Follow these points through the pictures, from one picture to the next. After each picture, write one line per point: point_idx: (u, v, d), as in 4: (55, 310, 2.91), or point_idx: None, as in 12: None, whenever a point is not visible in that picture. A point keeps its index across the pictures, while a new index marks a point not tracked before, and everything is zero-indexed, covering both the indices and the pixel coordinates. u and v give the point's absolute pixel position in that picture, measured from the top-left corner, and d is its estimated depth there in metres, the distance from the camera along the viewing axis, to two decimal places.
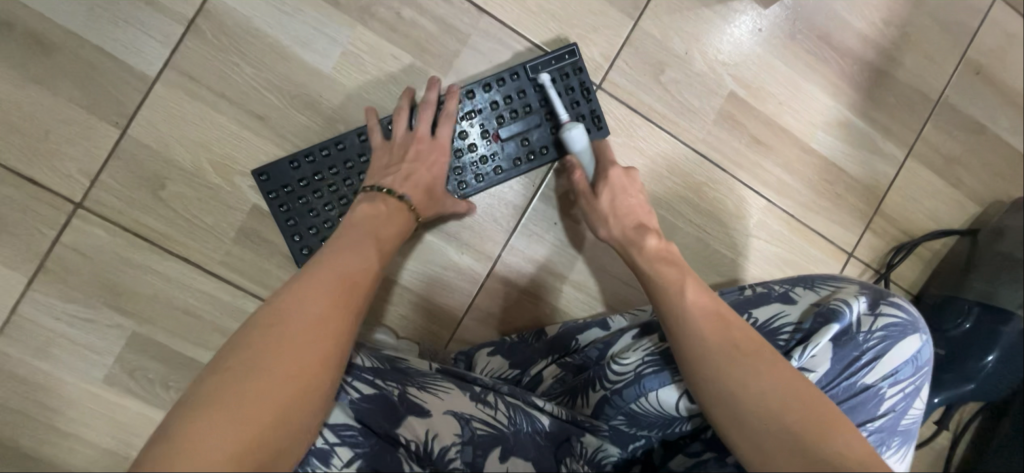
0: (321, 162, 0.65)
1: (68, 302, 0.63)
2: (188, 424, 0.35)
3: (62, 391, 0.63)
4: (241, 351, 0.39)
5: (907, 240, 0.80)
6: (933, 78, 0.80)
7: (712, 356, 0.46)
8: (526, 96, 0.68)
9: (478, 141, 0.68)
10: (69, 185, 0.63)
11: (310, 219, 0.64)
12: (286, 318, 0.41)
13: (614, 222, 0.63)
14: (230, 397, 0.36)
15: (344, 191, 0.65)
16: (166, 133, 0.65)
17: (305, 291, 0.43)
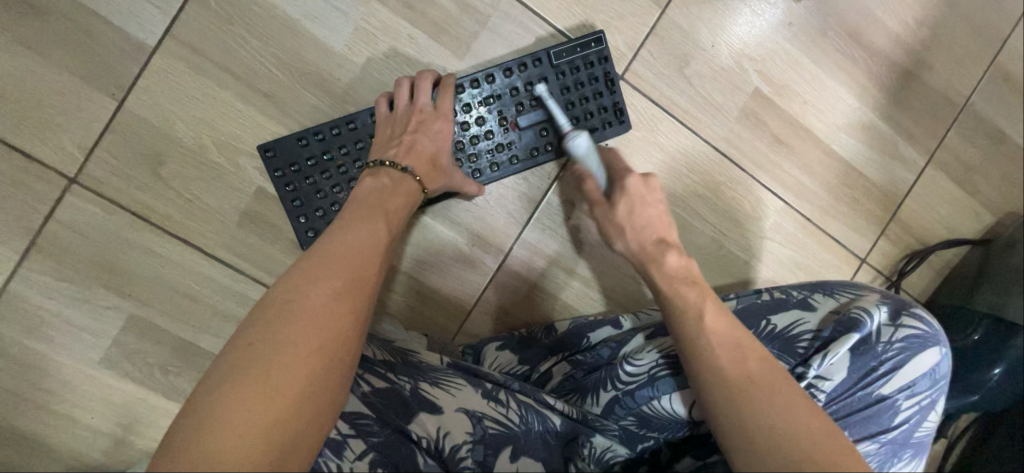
0: (331, 141, 0.62)
1: (63, 281, 0.61)
2: (211, 403, 0.34)
3: (58, 372, 0.61)
4: (259, 329, 0.37)
5: (920, 248, 0.79)
6: (961, 84, 0.78)
7: (724, 387, 0.44)
8: (548, 84, 0.66)
9: (495, 128, 0.66)
10: (62, 159, 0.60)
11: (317, 200, 0.62)
12: (302, 294, 0.39)
13: (632, 235, 0.57)
14: (249, 377, 0.35)
15: (353, 172, 0.62)
16: (166, 107, 0.61)
17: (321, 266, 0.41)
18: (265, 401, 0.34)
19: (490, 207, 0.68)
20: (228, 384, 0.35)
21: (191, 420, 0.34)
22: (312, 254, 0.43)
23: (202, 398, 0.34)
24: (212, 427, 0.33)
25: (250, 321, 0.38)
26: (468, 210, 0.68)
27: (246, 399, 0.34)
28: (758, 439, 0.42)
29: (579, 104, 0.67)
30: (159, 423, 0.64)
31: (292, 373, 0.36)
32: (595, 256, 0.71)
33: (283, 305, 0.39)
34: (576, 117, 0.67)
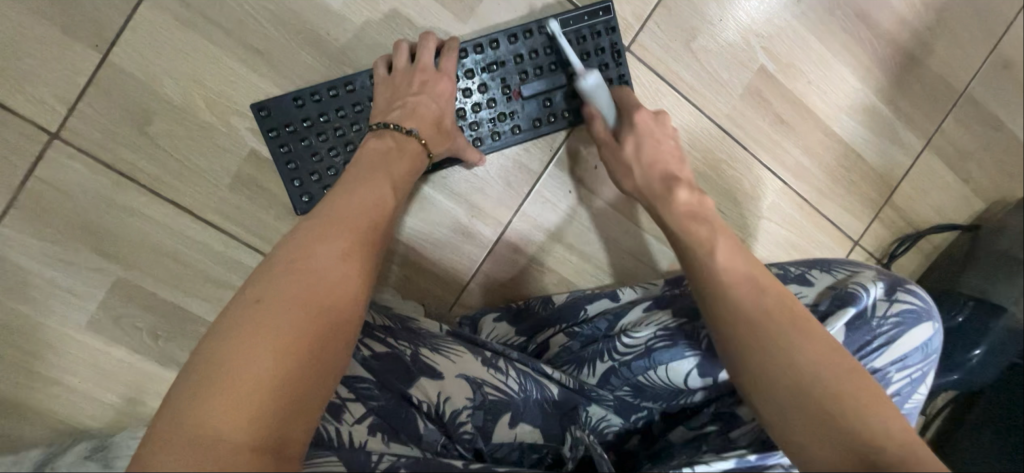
0: (328, 103, 0.60)
1: (46, 241, 0.58)
2: (216, 355, 0.34)
3: (43, 335, 0.60)
4: (264, 286, 0.38)
5: (911, 231, 0.81)
6: (962, 69, 0.78)
7: (748, 320, 0.45)
8: (553, 52, 0.65)
9: (498, 96, 0.64)
10: (43, 113, 0.57)
11: (312, 163, 0.60)
12: (309, 254, 0.40)
13: (637, 170, 0.62)
14: (257, 329, 0.35)
15: (350, 136, 0.61)
16: (153, 62, 0.58)
17: (328, 228, 0.42)
18: (271, 354, 0.34)
19: (491, 177, 0.68)
20: (233, 337, 0.35)
21: (195, 373, 0.33)
22: (317, 216, 0.43)
23: (206, 351, 0.34)
24: (214, 382, 0.33)
25: (255, 279, 0.39)
26: (468, 177, 0.67)
27: (252, 351, 0.34)
28: (780, 383, 0.43)
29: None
30: (148, 389, 0.62)
31: (300, 326, 0.36)
32: (594, 231, 0.71)
33: (289, 263, 0.39)
34: (581, 88, 0.66)
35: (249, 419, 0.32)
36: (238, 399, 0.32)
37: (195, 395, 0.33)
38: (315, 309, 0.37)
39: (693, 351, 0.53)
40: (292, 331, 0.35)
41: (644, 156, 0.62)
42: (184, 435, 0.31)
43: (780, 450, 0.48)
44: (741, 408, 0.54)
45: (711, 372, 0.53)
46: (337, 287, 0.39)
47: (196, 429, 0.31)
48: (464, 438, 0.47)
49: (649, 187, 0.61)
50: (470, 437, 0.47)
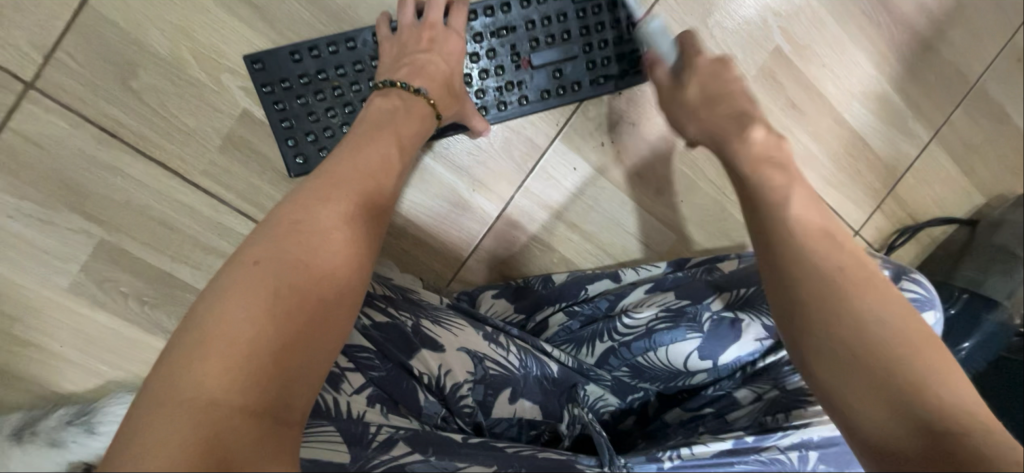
0: (327, 59, 0.57)
1: (22, 199, 0.55)
2: (211, 317, 0.33)
3: (23, 298, 0.57)
4: (262, 250, 0.37)
5: (911, 223, 0.81)
6: (975, 60, 0.77)
7: (835, 276, 0.39)
8: (566, 21, 0.62)
9: (507, 63, 0.62)
10: (16, 60, 0.53)
11: (309, 123, 0.57)
12: (312, 217, 0.39)
13: (705, 113, 0.56)
14: (259, 288, 0.35)
15: (350, 97, 0.58)
16: (140, 11, 0.54)
17: (329, 191, 0.42)
18: (273, 316, 0.34)
19: (495, 151, 0.65)
20: (228, 300, 0.34)
21: (191, 335, 0.33)
22: (316, 179, 0.43)
23: (201, 311, 0.34)
24: (209, 340, 0.33)
25: (252, 241, 0.38)
26: (466, 147, 0.65)
27: (250, 313, 0.34)
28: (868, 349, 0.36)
29: (596, 47, 0.63)
30: (132, 357, 0.60)
31: (303, 288, 0.36)
32: (598, 210, 0.70)
33: (290, 227, 0.39)
34: (592, 61, 0.64)
35: (246, 377, 0.32)
36: (234, 356, 0.32)
37: (189, 358, 0.32)
38: (316, 273, 0.37)
39: (693, 333, 0.53)
40: (291, 297, 0.35)
41: (712, 95, 0.57)
42: (179, 395, 0.31)
43: (778, 432, 0.49)
44: (740, 391, 0.54)
45: (712, 355, 0.53)
46: (338, 255, 0.39)
47: (191, 386, 0.31)
48: (465, 412, 0.47)
49: (723, 124, 0.55)
50: (470, 410, 0.47)
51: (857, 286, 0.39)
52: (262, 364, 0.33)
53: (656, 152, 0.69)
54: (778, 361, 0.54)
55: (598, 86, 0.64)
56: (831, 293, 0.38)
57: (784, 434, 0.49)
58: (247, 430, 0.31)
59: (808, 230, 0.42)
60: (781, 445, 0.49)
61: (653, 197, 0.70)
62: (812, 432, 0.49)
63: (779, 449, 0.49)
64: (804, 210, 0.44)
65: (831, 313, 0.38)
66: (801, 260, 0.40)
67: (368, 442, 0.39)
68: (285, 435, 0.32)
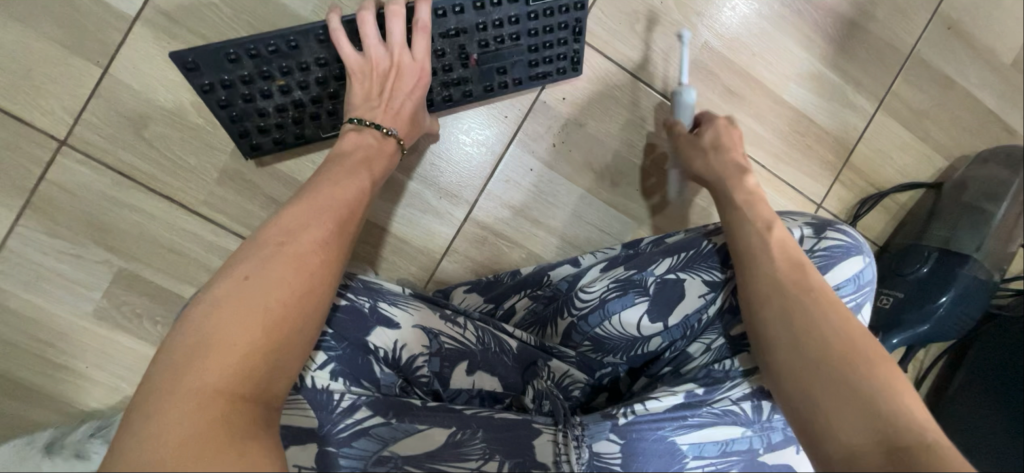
0: (269, 60, 0.60)
1: (56, 239, 0.65)
2: (206, 328, 0.39)
3: (55, 324, 0.66)
4: (248, 269, 0.42)
5: (873, 192, 0.83)
6: (905, 33, 0.81)
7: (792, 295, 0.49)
8: (517, 23, 0.65)
9: (454, 61, 0.66)
10: (52, 123, 0.64)
11: (261, 119, 0.63)
12: (292, 242, 0.44)
13: (712, 157, 0.67)
14: (244, 295, 0.40)
15: (298, 96, 0.63)
16: (148, 74, 0.65)
17: (310, 217, 0.46)
18: (255, 317, 0.39)
19: (458, 158, 0.73)
20: (220, 313, 0.39)
21: (187, 344, 0.38)
22: (301, 204, 0.47)
23: (195, 323, 0.39)
24: (203, 346, 0.38)
25: (242, 260, 0.43)
26: (428, 156, 0.72)
27: (238, 325, 0.39)
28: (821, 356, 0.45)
29: (540, 47, 0.68)
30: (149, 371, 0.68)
31: (282, 286, 0.41)
32: (558, 206, 0.75)
33: (275, 250, 0.43)
34: (535, 59, 0.68)
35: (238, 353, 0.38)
36: (224, 351, 0.38)
37: (186, 362, 0.38)
38: (292, 288, 0.42)
39: (642, 297, 0.56)
40: (272, 308, 0.40)
41: (717, 144, 0.68)
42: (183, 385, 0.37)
43: (726, 385, 0.53)
44: (692, 345, 0.57)
45: (661, 317, 0.56)
46: (311, 275, 0.43)
47: (193, 373, 0.37)
48: (422, 381, 0.52)
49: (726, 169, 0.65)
50: (427, 380, 0.52)
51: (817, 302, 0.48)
52: (250, 362, 0.38)
53: (606, 148, 0.76)
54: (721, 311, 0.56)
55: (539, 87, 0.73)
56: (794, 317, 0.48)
57: (737, 386, 0.53)
58: (236, 415, 0.36)
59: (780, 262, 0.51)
60: (733, 397, 0.52)
61: (607, 189, 0.76)
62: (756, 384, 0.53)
63: (732, 401, 0.52)
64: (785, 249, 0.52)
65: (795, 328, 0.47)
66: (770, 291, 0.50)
67: (334, 408, 0.46)
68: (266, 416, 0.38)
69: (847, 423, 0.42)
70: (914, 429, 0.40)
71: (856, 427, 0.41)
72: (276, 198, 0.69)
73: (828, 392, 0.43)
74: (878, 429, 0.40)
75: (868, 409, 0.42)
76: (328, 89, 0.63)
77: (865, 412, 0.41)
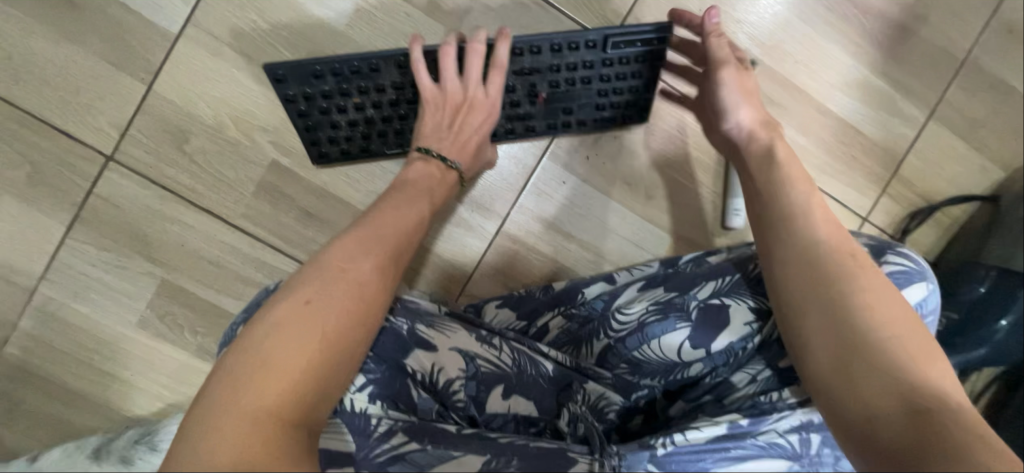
0: (349, 79, 0.61)
1: (102, 250, 0.67)
2: (263, 348, 0.40)
3: (101, 333, 0.68)
4: (305, 292, 0.43)
5: (924, 205, 0.79)
6: (960, 37, 0.77)
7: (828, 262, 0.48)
8: (592, 66, 0.63)
9: (522, 98, 0.64)
10: (100, 138, 0.66)
11: (332, 131, 0.64)
12: (351, 267, 0.45)
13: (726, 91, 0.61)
14: (302, 319, 0.41)
15: (370, 114, 0.63)
16: (189, 89, 0.67)
17: (361, 243, 0.47)
18: (311, 337, 0.41)
19: (488, 170, 0.71)
20: (278, 335, 0.40)
21: (244, 364, 0.39)
22: (360, 235, 0.47)
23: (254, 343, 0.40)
24: (260, 366, 0.39)
25: (298, 283, 0.44)
26: None
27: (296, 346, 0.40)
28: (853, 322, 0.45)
29: (614, 92, 0.65)
30: (188, 379, 0.70)
31: (337, 311, 0.42)
32: (591, 219, 0.74)
33: (336, 275, 0.44)
34: (607, 102, 0.66)
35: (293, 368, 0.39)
36: (281, 372, 0.39)
37: (242, 382, 0.38)
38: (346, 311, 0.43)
39: (683, 322, 0.55)
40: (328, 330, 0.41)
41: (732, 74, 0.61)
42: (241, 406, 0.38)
43: (771, 416, 0.51)
44: (736, 375, 0.56)
45: (704, 343, 0.55)
46: (367, 305, 0.44)
47: (251, 391, 0.38)
48: (458, 406, 0.52)
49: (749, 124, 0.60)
50: (463, 405, 0.52)
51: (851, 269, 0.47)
52: (306, 381, 0.40)
53: (640, 160, 0.74)
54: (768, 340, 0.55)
55: None
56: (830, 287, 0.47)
57: (783, 416, 0.52)
58: (286, 435, 0.37)
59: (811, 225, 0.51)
60: (778, 429, 0.51)
61: (642, 202, 0.75)
62: (809, 414, 0.52)
63: (778, 433, 0.51)
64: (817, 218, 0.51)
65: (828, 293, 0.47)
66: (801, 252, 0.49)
67: (371, 433, 0.47)
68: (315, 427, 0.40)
69: (874, 393, 0.42)
70: (939, 400, 0.41)
71: (881, 395, 0.42)
72: (310, 210, 0.69)
73: (852, 360, 0.44)
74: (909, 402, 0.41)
75: (893, 377, 0.42)
76: (398, 110, 0.63)
77: (890, 382, 0.42)
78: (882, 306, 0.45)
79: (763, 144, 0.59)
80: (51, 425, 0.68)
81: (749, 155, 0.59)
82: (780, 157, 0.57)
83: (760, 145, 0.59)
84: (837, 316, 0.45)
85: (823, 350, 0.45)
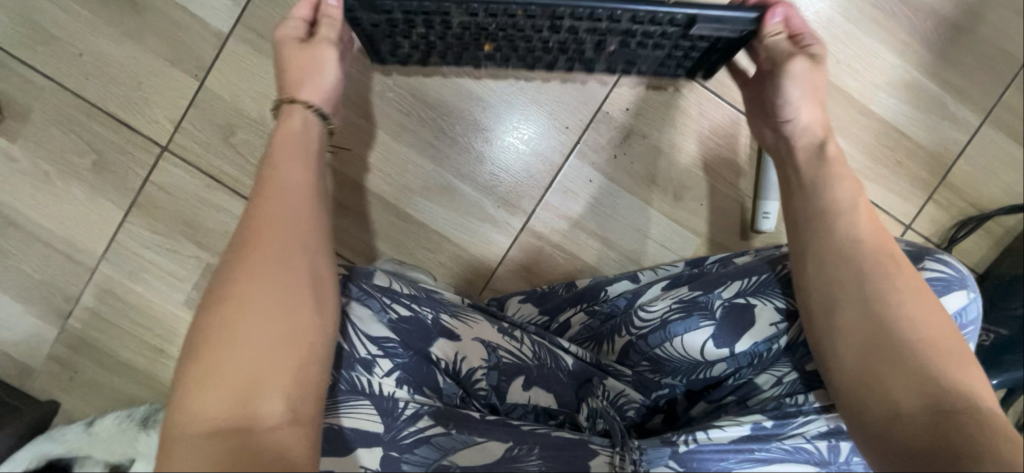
0: (419, 16, 0.54)
1: (155, 234, 0.72)
2: (207, 348, 0.37)
3: (152, 311, 0.73)
4: (237, 284, 0.39)
5: (974, 214, 0.75)
6: (1021, 36, 0.72)
7: (862, 258, 0.46)
8: (668, 32, 0.57)
9: (588, 45, 0.61)
10: (156, 130, 0.71)
11: (397, 41, 0.62)
12: (273, 246, 0.40)
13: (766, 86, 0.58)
14: (240, 310, 0.38)
15: (437, 36, 0.60)
16: (237, 85, 0.71)
17: (279, 223, 0.42)
18: (256, 326, 0.38)
19: (519, 167, 0.73)
20: (223, 337, 0.37)
21: (194, 370, 0.36)
22: (273, 204, 0.43)
23: (193, 352, 0.37)
24: (208, 365, 0.36)
25: (227, 279, 0.39)
26: (484, 163, 0.73)
27: (252, 341, 0.37)
28: (884, 325, 0.43)
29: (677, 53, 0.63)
30: None
31: (273, 293, 0.39)
32: (618, 218, 0.74)
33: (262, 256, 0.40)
34: (671, 55, 0.63)
35: (247, 362, 0.37)
36: (231, 369, 0.36)
37: (197, 387, 0.36)
38: (285, 292, 0.39)
39: (707, 321, 0.55)
40: (281, 319, 0.39)
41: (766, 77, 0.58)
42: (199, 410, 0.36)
43: (797, 419, 0.50)
44: (760, 376, 0.55)
45: (728, 343, 0.54)
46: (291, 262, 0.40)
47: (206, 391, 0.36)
48: (479, 394, 0.53)
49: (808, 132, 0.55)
50: (485, 393, 0.53)
51: (883, 267, 0.45)
52: (275, 374, 0.37)
53: (669, 160, 0.73)
54: (793, 343, 0.54)
55: (605, 95, 0.72)
56: (857, 283, 0.45)
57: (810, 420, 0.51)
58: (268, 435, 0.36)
59: (849, 224, 0.48)
60: (806, 434, 0.50)
61: (670, 203, 0.74)
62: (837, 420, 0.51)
63: (805, 438, 0.50)
64: (859, 220, 0.48)
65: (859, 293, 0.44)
66: (837, 251, 0.47)
67: (398, 415, 0.48)
68: (311, 414, 0.39)
69: (899, 389, 0.41)
70: (962, 392, 0.39)
71: (907, 391, 0.40)
72: (345, 203, 0.73)
73: (880, 353, 0.42)
74: (929, 398, 0.40)
75: (922, 372, 0.40)
76: (464, 38, 0.60)
77: (918, 377, 0.40)
78: (914, 299, 0.43)
79: (814, 141, 0.55)
80: (106, 395, 0.74)
81: (796, 156, 0.55)
82: (831, 156, 0.53)
83: (810, 143, 0.55)
84: (868, 309, 0.44)
85: (846, 345, 0.44)
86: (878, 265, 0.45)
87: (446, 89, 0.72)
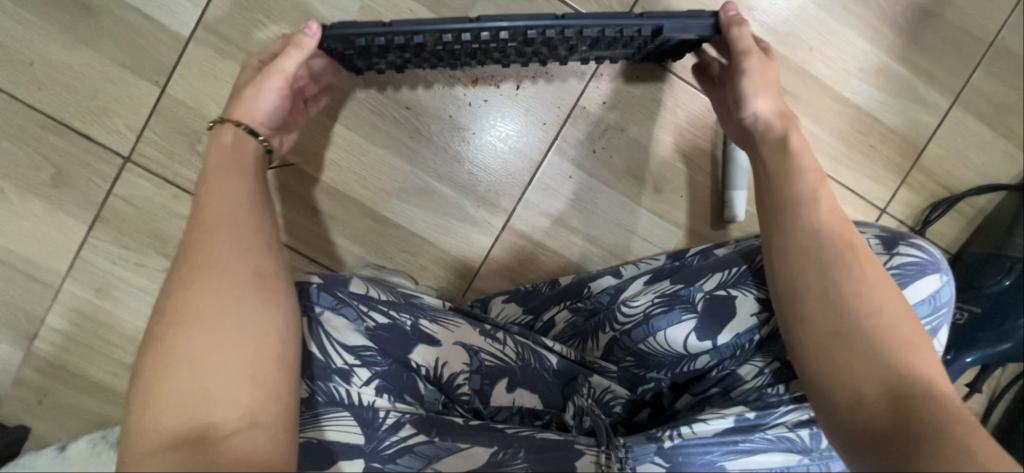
0: (384, 45, 0.56)
1: (122, 249, 0.69)
2: (154, 365, 0.36)
3: (122, 328, 0.71)
4: (178, 300, 0.38)
5: (947, 196, 0.76)
6: (987, 19, 0.73)
7: (822, 245, 0.46)
8: (633, 41, 0.59)
9: (556, 53, 0.62)
10: (117, 140, 0.68)
11: (373, 64, 0.63)
12: (210, 259, 0.40)
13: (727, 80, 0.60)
14: (183, 325, 0.37)
15: (406, 58, 0.60)
16: (201, 91, 0.68)
17: (220, 233, 0.42)
18: (199, 338, 0.37)
19: (500, 165, 0.72)
20: (166, 353, 0.37)
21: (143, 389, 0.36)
22: (214, 219, 0.43)
23: (139, 372, 0.37)
24: (155, 382, 0.36)
25: (173, 296, 0.39)
26: (462, 162, 0.72)
27: (190, 355, 0.36)
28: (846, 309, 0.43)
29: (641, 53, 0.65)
30: None
31: (216, 305, 0.38)
32: (599, 213, 0.74)
33: (205, 268, 0.40)
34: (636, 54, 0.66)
35: (192, 375, 0.36)
36: (177, 384, 0.36)
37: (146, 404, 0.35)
38: (225, 302, 0.39)
39: (689, 314, 0.55)
40: (227, 327, 0.38)
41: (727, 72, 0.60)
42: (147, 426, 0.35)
43: (778, 409, 0.51)
44: (743, 368, 0.55)
45: (709, 335, 0.54)
46: (232, 270, 0.40)
47: (154, 408, 0.35)
48: (462, 399, 0.52)
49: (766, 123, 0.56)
50: (468, 398, 0.52)
51: (841, 254, 0.45)
52: (223, 386, 0.36)
53: (648, 154, 0.73)
54: (774, 333, 0.55)
55: (582, 89, 0.72)
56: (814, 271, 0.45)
57: (793, 408, 0.51)
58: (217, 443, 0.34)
59: (809, 211, 0.48)
60: (787, 423, 0.50)
61: (650, 196, 0.74)
62: None
63: (788, 427, 0.50)
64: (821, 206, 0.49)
65: (819, 280, 0.45)
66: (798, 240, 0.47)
67: (379, 425, 0.47)
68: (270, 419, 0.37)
69: (863, 375, 0.41)
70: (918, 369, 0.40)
71: (873, 376, 0.40)
72: (321, 209, 0.72)
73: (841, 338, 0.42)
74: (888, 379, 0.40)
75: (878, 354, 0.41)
76: (426, 60, 0.62)
77: (881, 358, 0.41)
78: (872, 287, 0.44)
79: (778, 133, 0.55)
80: (78, 416, 0.71)
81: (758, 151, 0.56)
82: (787, 146, 0.53)
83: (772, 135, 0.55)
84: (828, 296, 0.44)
85: (817, 333, 0.44)
86: (836, 251, 0.46)
87: (419, 88, 0.71)
